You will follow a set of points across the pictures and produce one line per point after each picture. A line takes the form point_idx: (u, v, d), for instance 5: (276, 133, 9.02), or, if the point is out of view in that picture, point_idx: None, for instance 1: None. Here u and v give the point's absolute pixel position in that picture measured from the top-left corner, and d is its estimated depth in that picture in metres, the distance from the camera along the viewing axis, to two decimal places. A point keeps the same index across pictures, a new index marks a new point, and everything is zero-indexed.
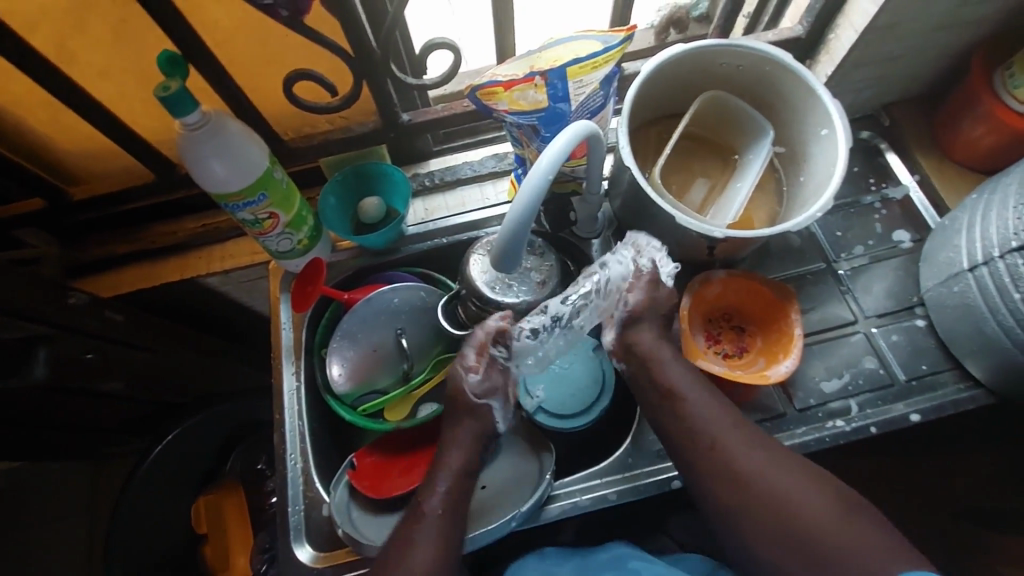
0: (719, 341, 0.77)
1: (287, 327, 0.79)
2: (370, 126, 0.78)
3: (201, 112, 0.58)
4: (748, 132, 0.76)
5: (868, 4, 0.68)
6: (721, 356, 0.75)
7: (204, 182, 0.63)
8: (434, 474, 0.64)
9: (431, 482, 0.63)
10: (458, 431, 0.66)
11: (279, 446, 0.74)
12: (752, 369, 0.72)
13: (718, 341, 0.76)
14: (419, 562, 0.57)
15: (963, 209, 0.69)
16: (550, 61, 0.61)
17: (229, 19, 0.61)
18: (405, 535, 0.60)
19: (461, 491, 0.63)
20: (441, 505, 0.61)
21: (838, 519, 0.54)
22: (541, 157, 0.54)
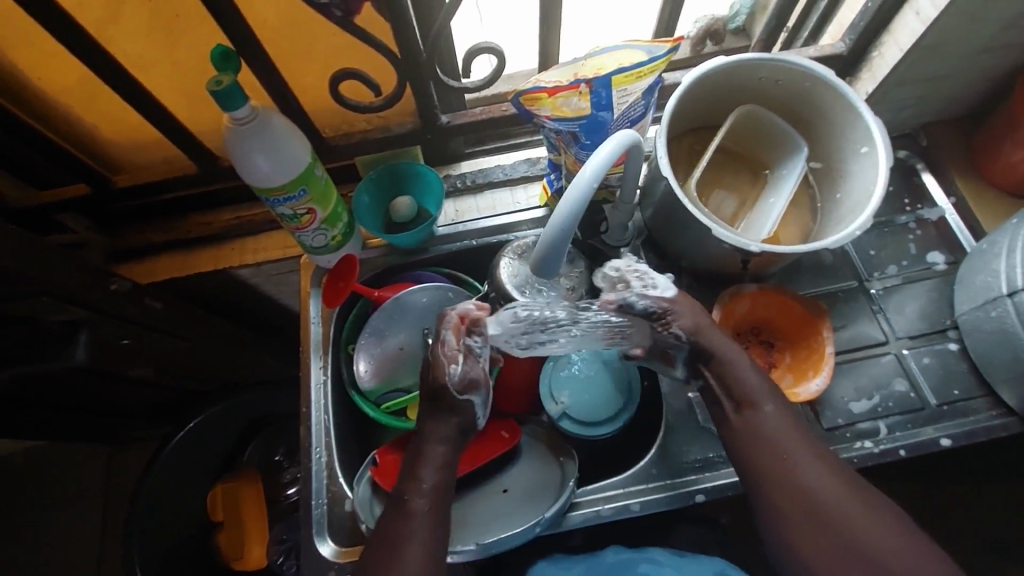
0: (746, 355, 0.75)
1: (316, 322, 0.79)
2: (408, 127, 0.79)
3: (250, 107, 0.59)
4: (781, 146, 0.76)
5: (915, 23, 0.68)
6: None
7: (247, 175, 0.64)
8: (415, 467, 0.58)
9: (412, 475, 0.58)
10: (438, 422, 0.60)
11: (304, 439, 0.74)
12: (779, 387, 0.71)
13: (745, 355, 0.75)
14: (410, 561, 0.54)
15: (1003, 233, 0.68)
16: (595, 69, 0.61)
17: (282, 16, 0.62)
18: (393, 533, 0.55)
19: (448, 486, 0.58)
20: (432, 498, 0.57)
21: (899, 551, 0.52)
22: (586, 165, 0.54)
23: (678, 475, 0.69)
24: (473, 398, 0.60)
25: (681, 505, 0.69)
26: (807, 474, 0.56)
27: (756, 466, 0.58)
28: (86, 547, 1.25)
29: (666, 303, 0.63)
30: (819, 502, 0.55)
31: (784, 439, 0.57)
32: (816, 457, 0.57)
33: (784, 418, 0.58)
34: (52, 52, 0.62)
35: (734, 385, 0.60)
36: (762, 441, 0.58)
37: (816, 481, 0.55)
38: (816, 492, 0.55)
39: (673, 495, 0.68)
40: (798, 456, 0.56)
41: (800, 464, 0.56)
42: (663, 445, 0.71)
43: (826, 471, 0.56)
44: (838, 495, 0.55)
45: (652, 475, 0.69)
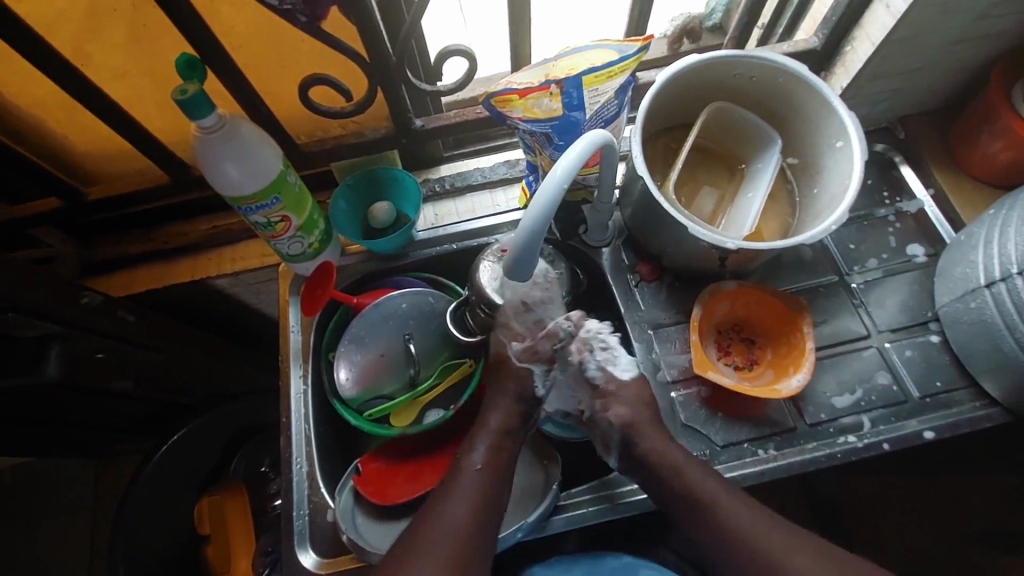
0: (729, 352, 0.75)
1: (296, 330, 0.79)
2: (383, 131, 0.78)
3: (217, 115, 0.59)
4: (755, 141, 0.76)
5: (886, 17, 0.68)
6: (732, 368, 0.74)
7: (218, 184, 0.63)
8: (474, 437, 0.65)
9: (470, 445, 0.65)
10: (500, 396, 0.67)
11: (285, 450, 0.73)
12: (760, 383, 0.71)
13: (729, 352, 0.75)
14: (454, 516, 0.59)
15: (980, 224, 0.68)
16: (565, 69, 0.60)
17: (248, 23, 0.61)
18: (443, 492, 0.62)
19: (501, 457, 0.64)
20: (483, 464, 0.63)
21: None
22: (555, 165, 0.54)
23: None
24: (534, 367, 0.67)
25: None
26: (744, 529, 0.59)
27: (698, 531, 0.61)
28: (72, 564, 1.23)
29: (612, 384, 0.66)
30: (759, 550, 0.58)
31: (709, 493, 0.61)
32: (754, 514, 0.60)
33: (711, 480, 0.62)
34: (16, 66, 0.61)
35: (641, 449, 0.64)
36: (692, 503, 0.61)
37: (752, 532, 0.58)
38: (754, 544, 0.58)
39: None
40: (732, 511, 0.60)
41: (736, 518, 0.59)
42: None
43: (768, 526, 0.59)
44: (778, 543, 0.58)
45: (636, 475, 0.69)
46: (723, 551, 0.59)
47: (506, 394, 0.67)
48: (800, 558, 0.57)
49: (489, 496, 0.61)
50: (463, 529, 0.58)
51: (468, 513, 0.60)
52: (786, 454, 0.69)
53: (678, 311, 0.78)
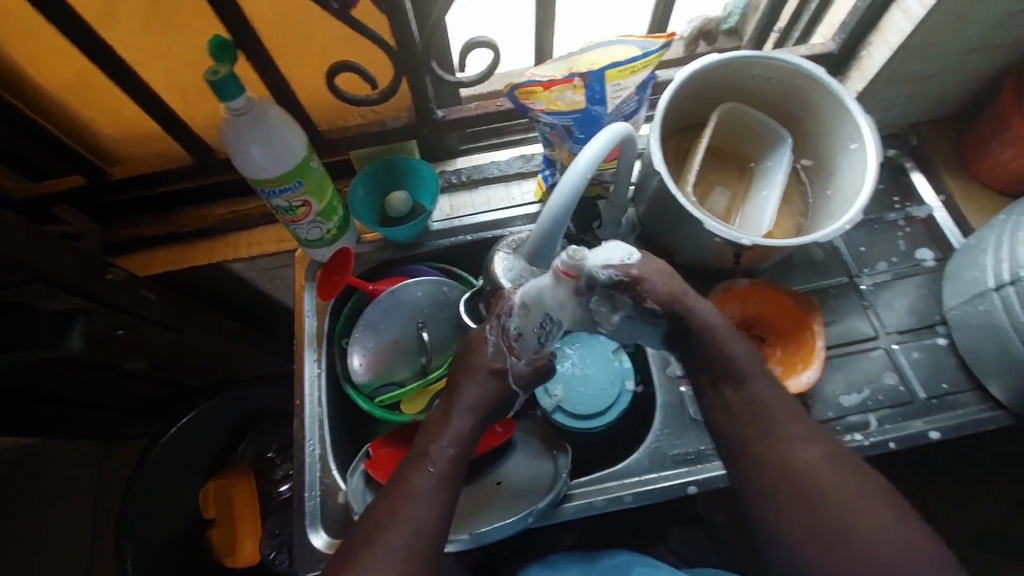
0: None
1: (311, 315, 0.79)
2: (404, 121, 0.79)
3: (246, 97, 0.60)
4: (767, 140, 0.77)
5: (903, 23, 0.69)
6: None
7: (243, 167, 0.64)
8: (441, 423, 0.60)
9: (435, 432, 0.60)
10: (471, 379, 0.61)
11: (298, 432, 0.74)
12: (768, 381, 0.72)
13: None
14: (417, 511, 0.55)
15: (991, 229, 0.69)
16: (589, 63, 0.62)
17: (280, 10, 0.62)
18: (406, 478, 0.57)
19: (465, 450, 0.60)
20: (445, 460, 0.58)
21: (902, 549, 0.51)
22: (579, 157, 0.55)
23: (671, 468, 0.70)
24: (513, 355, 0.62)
25: (674, 498, 0.69)
26: (801, 460, 0.56)
27: (751, 457, 0.58)
28: (75, 546, 1.24)
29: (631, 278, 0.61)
30: (812, 480, 0.55)
31: (774, 411, 0.59)
32: (818, 447, 0.56)
33: (790, 413, 0.58)
34: (50, 44, 0.62)
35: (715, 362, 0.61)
36: (750, 425, 0.59)
37: (808, 463, 0.56)
38: (806, 471, 0.55)
39: (666, 487, 0.69)
40: (790, 437, 0.57)
41: (792, 447, 0.56)
42: (656, 438, 0.72)
43: (836, 463, 0.55)
44: (832, 480, 0.54)
45: (645, 466, 0.70)
46: (760, 474, 0.57)
47: (480, 374, 0.61)
48: (858, 505, 0.53)
49: (448, 496, 0.57)
50: (418, 523, 0.55)
51: (433, 506, 0.56)
52: None
53: None
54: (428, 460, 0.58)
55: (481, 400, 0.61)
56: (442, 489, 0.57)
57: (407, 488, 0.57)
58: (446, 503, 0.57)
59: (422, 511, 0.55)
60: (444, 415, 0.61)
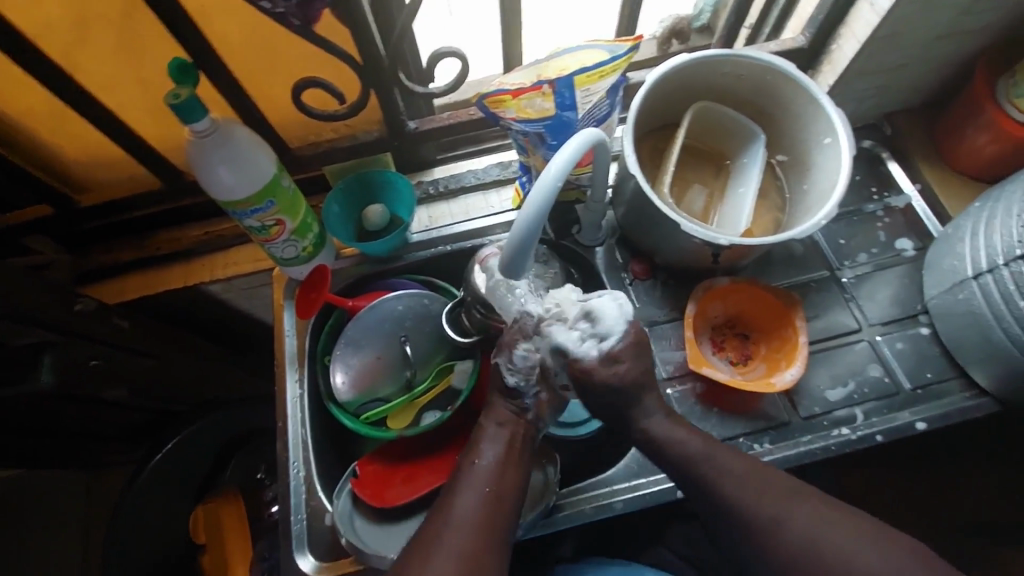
0: (722, 348, 0.76)
1: (290, 334, 0.79)
2: (376, 134, 0.78)
3: (210, 119, 0.59)
4: (741, 138, 0.77)
5: (870, 15, 0.69)
6: (727, 363, 0.75)
7: (211, 189, 0.63)
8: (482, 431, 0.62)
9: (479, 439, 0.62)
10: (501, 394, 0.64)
11: (281, 454, 0.73)
12: (751, 378, 0.72)
13: (722, 348, 0.76)
14: (467, 509, 0.56)
15: (967, 217, 0.69)
16: (558, 69, 0.61)
17: (241, 28, 0.61)
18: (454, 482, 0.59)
19: (512, 449, 0.61)
20: (494, 458, 0.60)
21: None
22: (549, 165, 0.54)
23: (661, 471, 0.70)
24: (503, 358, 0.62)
25: (665, 502, 0.68)
26: (798, 529, 0.54)
27: (746, 541, 0.56)
28: None
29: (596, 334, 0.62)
30: (816, 550, 0.53)
31: (748, 490, 0.56)
32: (802, 511, 0.55)
33: (761, 484, 0.57)
34: (7, 74, 0.60)
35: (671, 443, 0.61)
36: (737, 504, 0.56)
37: (803, 533, 0.54)
38: (808, 544, 0.53)
39: (656, 492, 0.68)
40: (754, 490, 0.56)
41: (781, 518, 0.54)
42: None
43: (840, 530, 0.53)
44: (834, 540, 0.53)
45: (634, 471, 0.69)
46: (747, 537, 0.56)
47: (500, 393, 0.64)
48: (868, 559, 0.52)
49: (502, 492, 0.58)
50: (477, 521, 0.55)
51: (482, 500, 0.57)
52: (781, 447, 0.70)
53: (672, 309, 0.78)
54: (473, 466, 0.59)
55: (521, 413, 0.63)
56: (495, 482, 0.58)
57: (454, 498, 0.57)
58: (496, 504, 0.57)
59: (471, 516, 0.55)
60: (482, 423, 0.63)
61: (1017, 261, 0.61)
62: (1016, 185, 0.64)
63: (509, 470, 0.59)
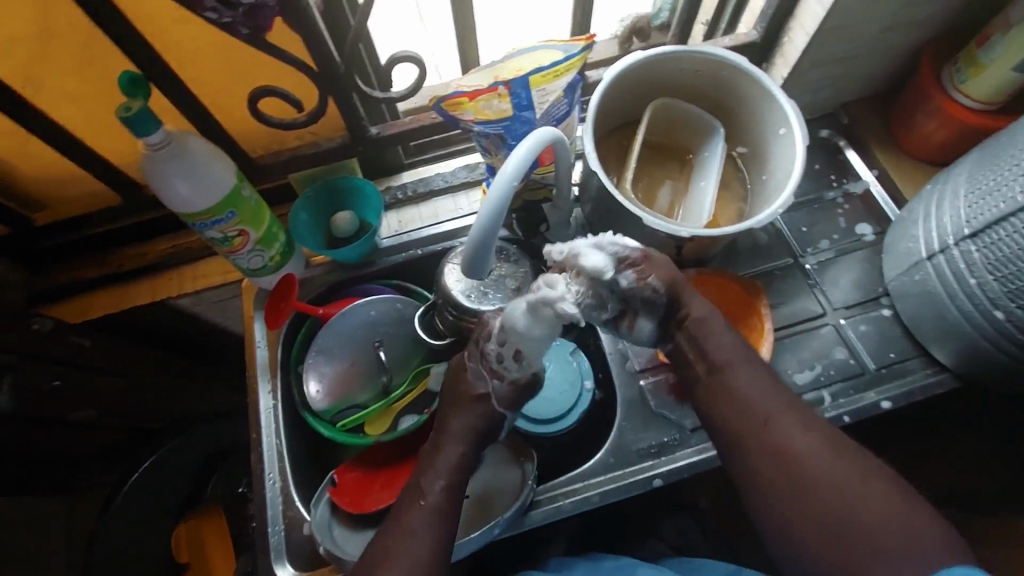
0: None
1: (262, 345, 0.78)
2: (339, 141, 0.77)
3: (164, 131, 0.58)
4: (701, 132, 0.78)
5: (816, 7, 0.71)
6: None
7: (170, 202, 0.63)
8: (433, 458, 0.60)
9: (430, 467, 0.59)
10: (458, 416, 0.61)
11: (256, 466, 0.72)
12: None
13: None
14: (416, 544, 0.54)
15: (919, 200, 0.72)
16: (513, 70, 0.62)
17: (192, 39, 0.61)
18: (404, 512, 0.57)
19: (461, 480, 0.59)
20: (441, 491, 0.58)
21: (921, 537, 0.48)
22: (505, 165, 0.55)
23: (636, 463, 0.70)
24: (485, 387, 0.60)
25: (641, 493, 0.69)
26: (804, 450, 0.53)
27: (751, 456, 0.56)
28: None
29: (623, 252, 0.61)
30: (822, 486, 0.51)
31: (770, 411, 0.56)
32: (819, 441, 0.54)
33: (789, 414, 0.56)
34: None
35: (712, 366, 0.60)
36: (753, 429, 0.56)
37: (811, 461, 0.53)
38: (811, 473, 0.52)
39: (633, 482, 0.69)
40: (783, 420, 0.55)
41: (804, 452, 0.53)
42: (619, 435, 0.72)
43: (857, 480, 0.51)
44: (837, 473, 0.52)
45: (610, 464, 0.70)
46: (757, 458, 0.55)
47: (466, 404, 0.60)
48: (866, 498, 0.50)
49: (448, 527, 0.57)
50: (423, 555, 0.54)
51: (431, 535, 0.55)
52: None
53: None
54: (425, 501, 0.57)
55: (468, 429, 0.60)
56: (439, 517, 0.57)
57: (401, 528, 0.55)
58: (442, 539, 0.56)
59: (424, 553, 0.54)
60: (437, 446, 0.60)
61: (965, 240, 0.63)
62: (962, 166, 0.66)
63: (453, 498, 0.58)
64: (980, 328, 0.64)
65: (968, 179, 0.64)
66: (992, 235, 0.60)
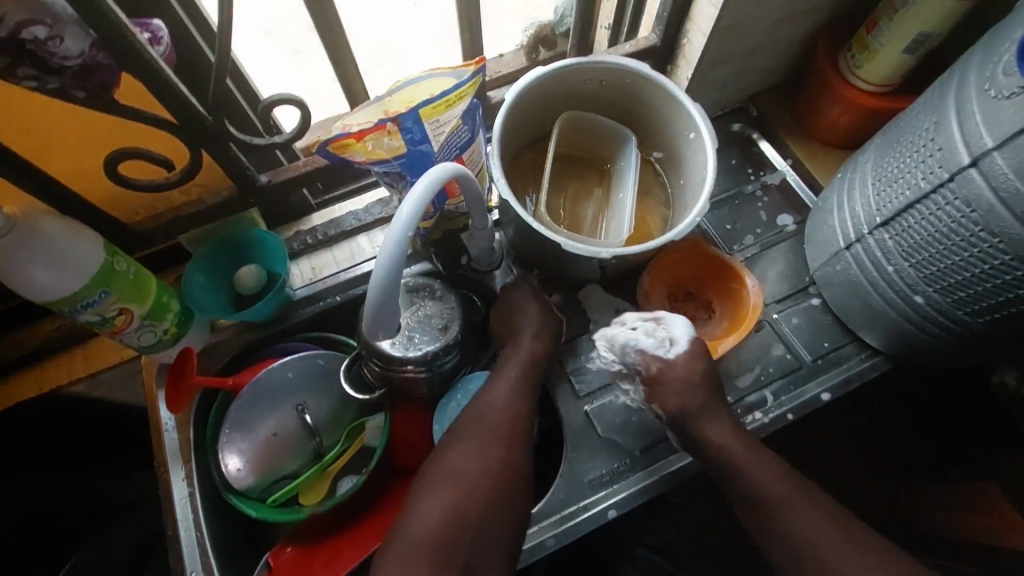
0: (691, 314, 0.77)
1: (169, 429, 0.69)
2: (226, 194, 0.70)
3: (4, 215, 0.51)
4: (612, 142, 0.77)
5: (709, 8, 0.69)
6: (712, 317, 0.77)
7: (27, 292, 0.55)
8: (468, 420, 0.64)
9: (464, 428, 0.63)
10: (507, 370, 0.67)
11: (177, 566, 0.65)
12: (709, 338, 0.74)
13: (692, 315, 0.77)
14: (429, 512, 0.57)
15: (832, 190, 0.72)
16: (404, 102, 0.56)
17: (22, 109, 0.52)
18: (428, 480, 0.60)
19: (488, 452, 0.61)
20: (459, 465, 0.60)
21: None
22: (400, 211, 0.50)
23: (589, 496, 0.67)
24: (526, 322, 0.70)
25: (597, 526, 0.66)
26: (823, 541, 0.57)
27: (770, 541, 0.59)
28: None
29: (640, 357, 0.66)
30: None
31: (782, 504, 0.59)
32: (837, 533, 0.57)
33: (803, 505, 0.59)
34: None
35: (724, 463, 0.62)
36: (769, 522, 0.59)
37: (827, 552, 0.56)
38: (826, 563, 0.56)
39: (587, 518, 0.66)
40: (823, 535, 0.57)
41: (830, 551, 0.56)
42: (569, 467, 0.69)
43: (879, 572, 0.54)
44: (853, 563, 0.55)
45: (562, 501, 0.67)
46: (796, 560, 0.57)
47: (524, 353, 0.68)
48: None
49: (465, 495, 0.58)
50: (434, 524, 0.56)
51: (440, 512, 0.57)
52: None
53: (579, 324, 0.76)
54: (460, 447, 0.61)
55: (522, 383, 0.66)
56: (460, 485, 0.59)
57: (446, 468, 0.60)
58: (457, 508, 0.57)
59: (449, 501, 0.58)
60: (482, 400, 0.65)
61: (879, 228, 0.63)
62: (867, 154, 0.66)
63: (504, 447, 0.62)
64: (903, 312, 0.65)
65: (873, 167, 0.65)
66: (902, 222, 0.61)
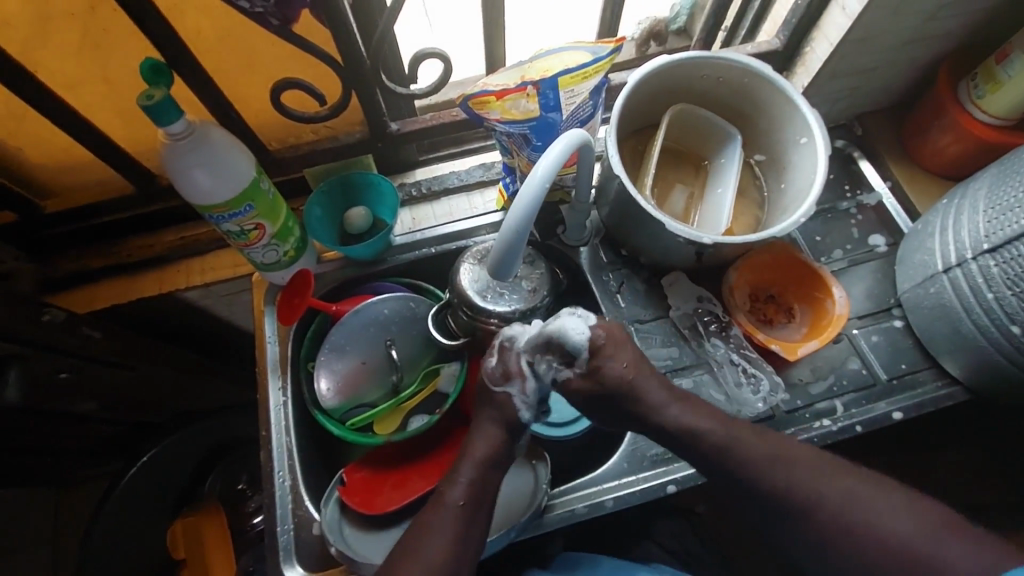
0: (770, 317, 0.78)
1: (272, 342, 0.77)
2: (358, 136, 0.77)
3: (185, 121, 0.57)
4: (716, 139, 0.79)
5: (841, 18, 0.71)
6: (790, 324, 0.78)
7: (187, 193, 0.61)
8: (458, 463, 0.60)
9: (454, 471, 0.60)
10: (483, 416, 0.62)
11: (266, 464, 0.71)
12: (787, 341, 0.75)
13: (770, 318, 0.78)
14: (432, 558, 0.54)
15: (936, 214, 0.72)
16: (542, 70, 0.61)
17: (216, 25, 0.59)
18: (423, 521, 0.57)
19: (477, 499, 0.58)
20: (451, 509, 0.57)
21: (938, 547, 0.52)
22: (537, 166, 0.54)
23: (651, 468, 0.70)
24: (510, 389, 0.60)
25: (655, 497, 0.69)
26: (820, 492, 0.56)
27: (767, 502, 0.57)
28: None
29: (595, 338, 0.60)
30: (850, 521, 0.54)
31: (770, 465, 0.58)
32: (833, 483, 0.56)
33: (795, 461, 0.57)
34: None
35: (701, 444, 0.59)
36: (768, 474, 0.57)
37: (834, 500, 0.55)
38: (838, 511, 0.55)
39: (646, 488, 0.69)
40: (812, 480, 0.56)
41: (818, 490, 0.56)
42: (634, 440, 0.72)
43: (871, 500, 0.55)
44: (865, 507, 0.54)
45: (624, 468, 0.70)
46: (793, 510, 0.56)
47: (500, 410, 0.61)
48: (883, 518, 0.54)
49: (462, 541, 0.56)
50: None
51: (442, 556, 0.54)
52: None
53: (656, 308, 0.79)
54: (445, 502, 0.57)
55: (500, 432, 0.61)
56: (453, 526, 0.56)
57: (436, 516, 0.57)
58: (456, 551, 0.55)
59: (435, 552, 0.54)
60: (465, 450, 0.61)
61: (984, 255, 0.64)
62: (980, 182, 0.67)
63: (474, 514, 0.58)
64: (996, 342, 0.65)
65: (986, 194, 0.65)
66: (1012, 250, 0.61)
